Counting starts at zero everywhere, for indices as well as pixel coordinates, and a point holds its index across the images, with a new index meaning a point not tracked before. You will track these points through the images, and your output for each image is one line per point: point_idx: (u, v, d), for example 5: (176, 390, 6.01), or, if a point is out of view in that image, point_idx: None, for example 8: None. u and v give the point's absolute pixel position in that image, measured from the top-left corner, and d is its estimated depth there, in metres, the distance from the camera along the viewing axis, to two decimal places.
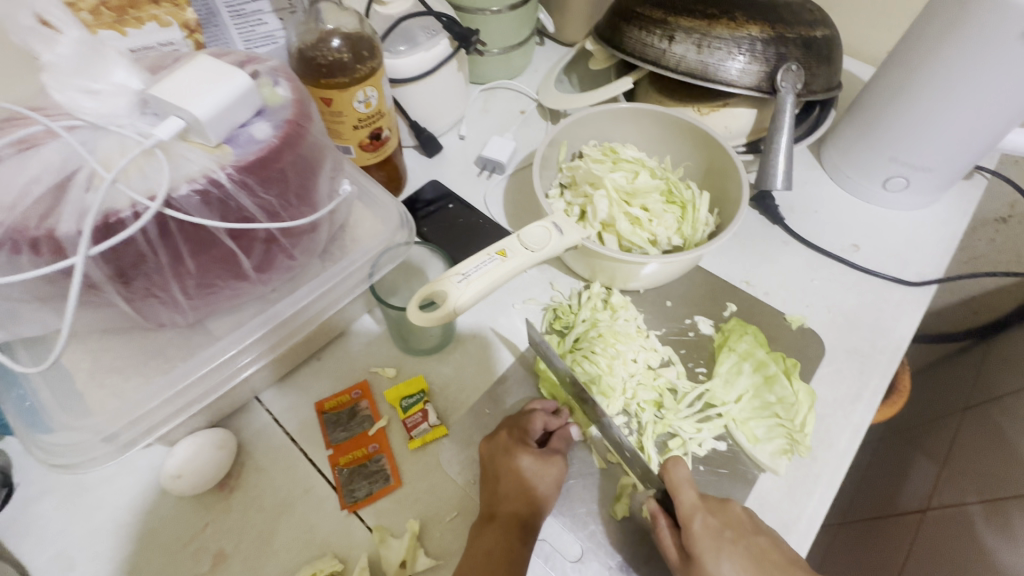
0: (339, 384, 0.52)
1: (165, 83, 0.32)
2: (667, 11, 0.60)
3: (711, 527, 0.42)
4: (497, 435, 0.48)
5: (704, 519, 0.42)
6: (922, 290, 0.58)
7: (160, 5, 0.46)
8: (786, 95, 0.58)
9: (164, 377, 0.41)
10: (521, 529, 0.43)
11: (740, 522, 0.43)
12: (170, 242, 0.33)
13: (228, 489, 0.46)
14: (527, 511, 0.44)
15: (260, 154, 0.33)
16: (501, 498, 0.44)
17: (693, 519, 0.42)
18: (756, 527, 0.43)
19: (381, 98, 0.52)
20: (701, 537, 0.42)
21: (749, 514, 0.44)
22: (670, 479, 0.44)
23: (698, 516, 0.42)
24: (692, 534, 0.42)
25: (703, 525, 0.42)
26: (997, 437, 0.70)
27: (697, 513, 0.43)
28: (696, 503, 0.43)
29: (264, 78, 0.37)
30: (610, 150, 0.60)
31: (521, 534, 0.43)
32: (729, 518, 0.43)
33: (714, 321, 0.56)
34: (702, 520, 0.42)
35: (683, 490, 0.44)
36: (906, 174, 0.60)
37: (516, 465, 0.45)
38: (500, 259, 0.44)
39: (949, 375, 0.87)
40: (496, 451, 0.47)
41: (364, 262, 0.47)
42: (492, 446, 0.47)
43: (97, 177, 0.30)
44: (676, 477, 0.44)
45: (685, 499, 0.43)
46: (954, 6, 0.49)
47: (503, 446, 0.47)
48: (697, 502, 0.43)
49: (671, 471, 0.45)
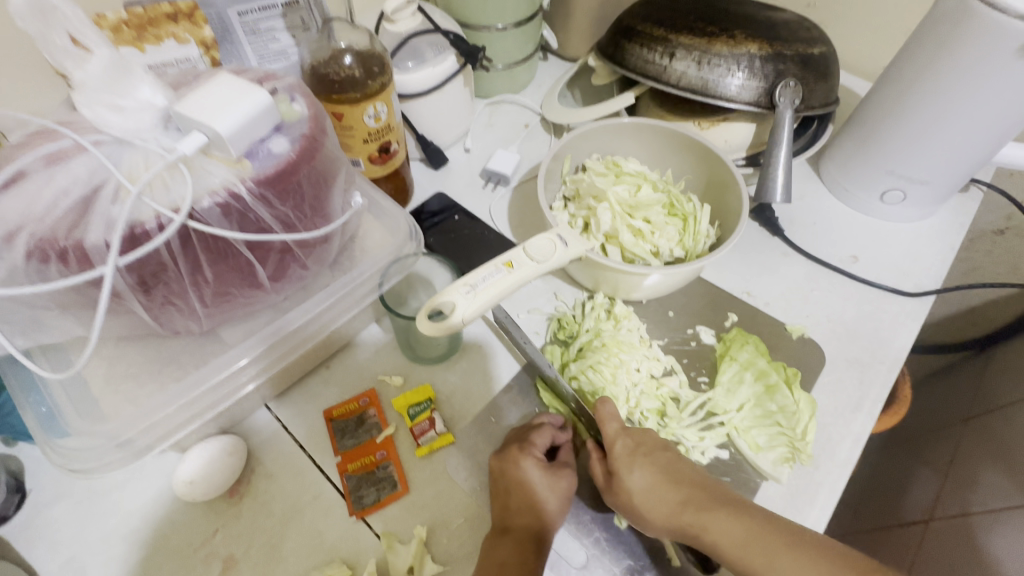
0: (347, 391, 0.53)
1: (188, 100, 0.33)
2: (668, 29, 0.62)
3: (629, 447, 0.46)
4: (507, 449, 0.48)
5: (624, 442, 0.46)
6: (921, 301, 0.59)
7: (178, 23, 0.48)
8: (784, 110, 0.59)
9: (178, 385, 0.41)
10: (534, 543, 0.44)
11: (654, 442, 0.47)
12: (190, 252, 0.34)
13: (238, 495, 0.47)
14: (542, 525, 0.45)
15: (278, 168, 0.34)
16: (513, 511, 0.45)
17: (614, 442, 0.46)
18: (668, 447, 0.47)
19: (390, 112, 0.54)
20: (620, 456, 0.46)
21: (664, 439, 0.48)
22: (597, 410, 0.49)
23: (618, 439, 0.46)
24: (611, 449, 0.46)
25: (623, 447, 0.46)
26: (998, 447, 0.71)
27: (619, 437, 0.47)
28: (619, 428, 0.47)
29: (281, 94, 0.38)
30: (613, 164, 0.61)
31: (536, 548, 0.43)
32: (646, 440, 0.47)
33: (716, 331, 0.57)
34: (621, 441, 0.46)
35: (609, 421, 0.48)
36: (904, 187, 0.62)
37: (527, 482, 0.45)
38: (507, 270, 0.45)
39: (950, 384, 0.88)
40: (506, 467, 0.47)
41: (373, 272, 0.48)
42: (502, 461, 0.47)
43: (122, 190, 0.31)
44: (602, 407, 0.49)
45: (609, 427, 0.47)
46: (946, 25, 0.50)
47: (515, 463, 0.46)
48: (619, 426, 0.47)
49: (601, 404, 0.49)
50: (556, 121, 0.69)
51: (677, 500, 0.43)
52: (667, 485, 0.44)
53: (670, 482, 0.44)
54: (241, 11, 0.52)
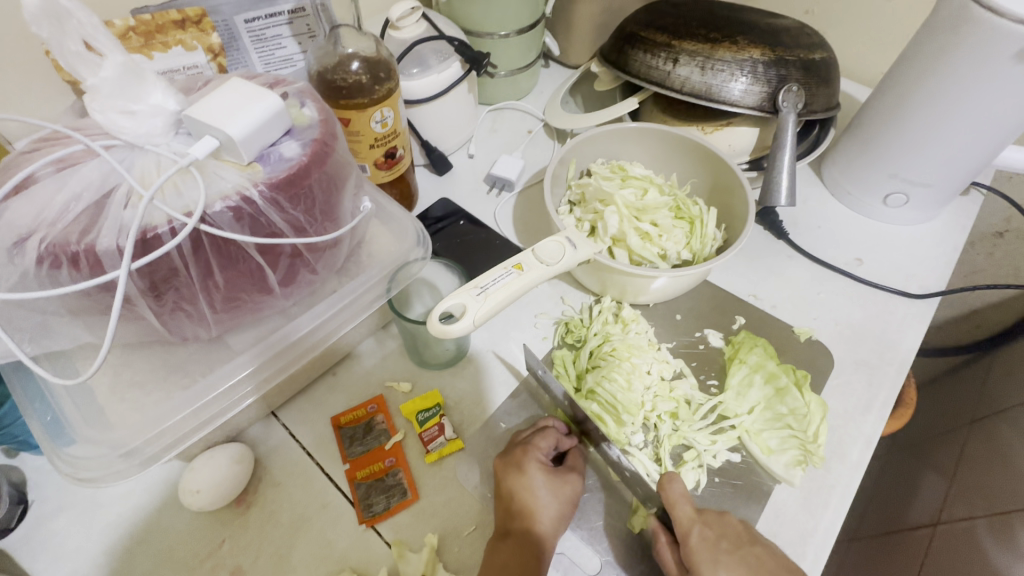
0: (354, 398, 0.52)
1: (199, 105, 0.33)
2: (671, 35, 0.62)
3: (707, 538, 0.43)
4: (511, 452, 0.48)
5: (700, 532, 0.43)
6: (926, 302, 0.59)
7: (186, 31, 0.48)
8: (787, 114, 0.60)
9: (185, 393, 0.41)
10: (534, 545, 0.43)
11: (733, 530, 0.44)
12: (202, 257, 0.34)
13: (245, 504, 0.46)
14: (544, 529, 0.44)
15: (290, 171, 0.34)
16: (516, 514, 0.44)
17: (690, 532, 0.43)
18: (751, 537, 0.44)
19: (396, 118, 0.54)
20: (699, 550, 0.42)
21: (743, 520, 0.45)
22: (664, 492, 0.45)
23: (695, 529, 0.43)
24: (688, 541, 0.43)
25: (700, 537, 0.43)
26: (1002, 450, 0.72)
27: (694, 525, 0.43)
28: (692, 515, 0.44)
29: (292, 99, 0.38)
30: (618, 168, 0.61)
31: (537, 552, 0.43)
32: (724, 529, 0.44)
33: (723, 334, 0.57)
34: (699, 532, 0.43)
35: (680, 505, 0.44)
36: (907, 190, 0.62)
37: (530, 483, 0.45)
38: (516, 273, 0.45)
39: (954, 387, 0.88)
40: (509, 470, 0.46)
41: (380, 277, 0.48)
42: (505, 463, 0.47)
43: (134, 195, 0.31)
44: (672, 489, 0.45)
45: (681, 512, 0.44)
46: (946, 30, 0.51)
47: (518, 464, 0.46)
48: (693, 514, 0.44)
49: (669, 487, 0.45)
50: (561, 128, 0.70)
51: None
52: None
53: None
54: (248, 18, 0.52)
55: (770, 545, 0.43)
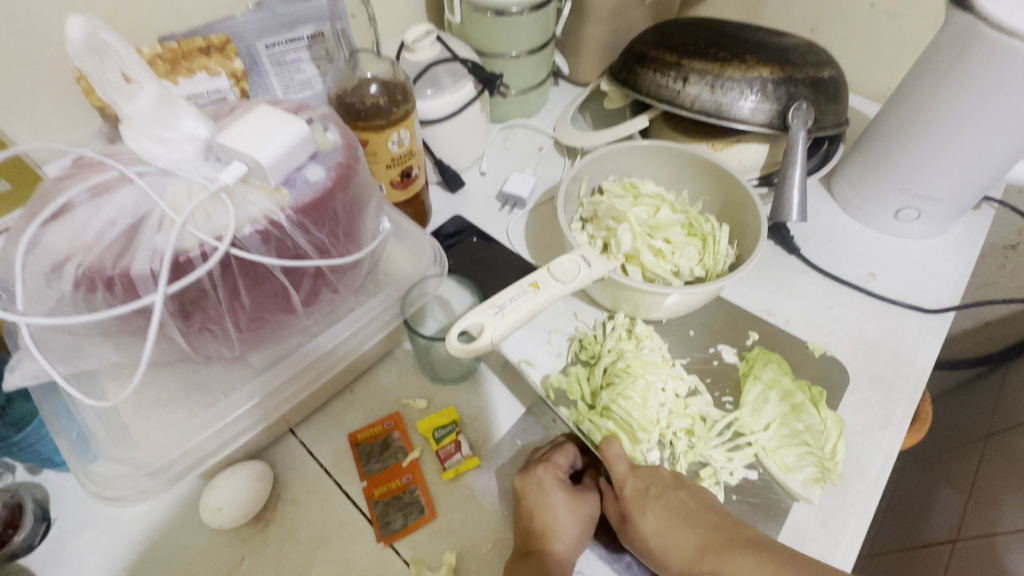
0: (371, 415, 0.52)
1: (228, 131, 0.34)
2: (680, 55, 0.64)
3: (639, 489, 0.47)
4: (530, 469, 0.48)
5: (633, 483, 0.47)
6: (941, 317, 0.59)
7: (210, 56, 0.50)
8: (797, 132, 0.60)
9: (208, 412, 0.42)
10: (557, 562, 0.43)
11: (663, 478, 0.47)
12: (231, 279, 0.34)
13: (264, 522, 0.46)
14: (564, 547, 0.44)
15: (316, 196, 0.35)
16: (536, 534, 0.44)
17: (623, 484, 0.47)
18: (678, 483, 0.47)
19: (412, 139, 0.56)
20: (632, 498, 0.46)
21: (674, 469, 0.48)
22: (603, 453, 0.49)
23: (628, 481, 0.47)
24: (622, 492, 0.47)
25: (633, 488, 0.47)
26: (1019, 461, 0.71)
27: (628, 478, 0.47)
28: (628, 470, 0.48)
29: (316, 124, 0.39)
30: (630, 185, 0.61)
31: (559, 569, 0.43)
32: (656, 478, 0.47)
33: (737, 350, 0.57)
34: (632, 485, 0.47)
35: (615, 463, 0.48)
36: (917, 206, 0.62)
37: (551, 501, 0.45)
38: (533, 291, 0.46)
39: (969, 401, 0.87)
40: (529, 488, 0.46)
41: (397, 295, 0.49)
42: (524, 479, 0.47)
43: (167, 220, 0.32)
44: (609, 450, 0.49)
45: (617, 469, 0.48)
46: (955, 49, 0.52)
47: (538, 481, 0.47)
48: (627, 469, 0.48)
49: (607, 447, 0.49)
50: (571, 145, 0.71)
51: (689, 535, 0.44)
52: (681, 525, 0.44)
53: (682, 519, 0.45)
54: (269, 43, 0.54)
55: (698, 488, 0.47)
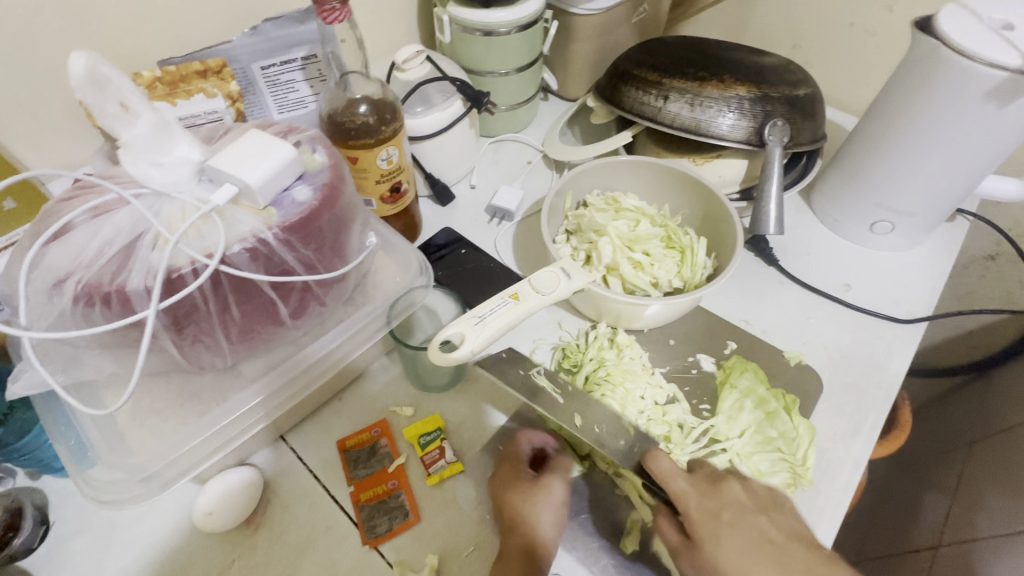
0: (359, 422, 0.54)
1: (220, 155, 0.36)
2: (661, 74, 0.66)
3: (707, 511, 0.44)
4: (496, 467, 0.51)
5: (698, 503, 0.44)
6: (914, 327, 0.61)
7: (207, 79, 0.52)
8: (773, 148, 0.63)
9: (201, 419, 0.44)
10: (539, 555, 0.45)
11: (736, 502, 0.45)
12: (221, 294, 0.36)
13: (254, 525, 0.48)
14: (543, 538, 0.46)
15: (302, 215, 0.37)
16: (508, 530, 0.46)
17: (687, 503, 0.44)
18: (752, 507, 0.45)
19: (401, 155, 0.58)
20: (700, 521, 0.44)
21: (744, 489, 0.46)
22: (657, 468, 0.46)
23: (692, 500, 0.45)
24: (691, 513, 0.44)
25: (698, 508, 0.44)
26: (1007, 468, 0.73)
27: (689, 495, 0.45)
28: (689, 487, 0.45)
29: (304, 146, 0.42)
30: (612, 199, 0.63)
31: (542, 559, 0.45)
32: (726, 500, 0.45)
33: (716, 359, 0.59)
34: (697, 503, 0.44)
35: (674, 481, 0.45)
36: (891, 219, 0.64)
37: (503, 491, 0.48)
38: (513, 302, 0.48)
39: (954, 407, 0.89)
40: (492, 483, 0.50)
41: (382, 308, 0.51)
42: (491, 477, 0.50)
43: (161, 238, 0.34)
44: (663, 463, 0.46)
45: (677, 486, 0.45)
46: (921, 70, 0.54)
47: (500, 476, 0.50)
48: (688, 485, 0.45)
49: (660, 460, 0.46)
50: (557, 158, 0.74)
51: (778, 567, 0.41)
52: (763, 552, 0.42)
53: (763, 544, 0.42)
54: (264, 65, 0.57)
55: (773, 512, 0.45)
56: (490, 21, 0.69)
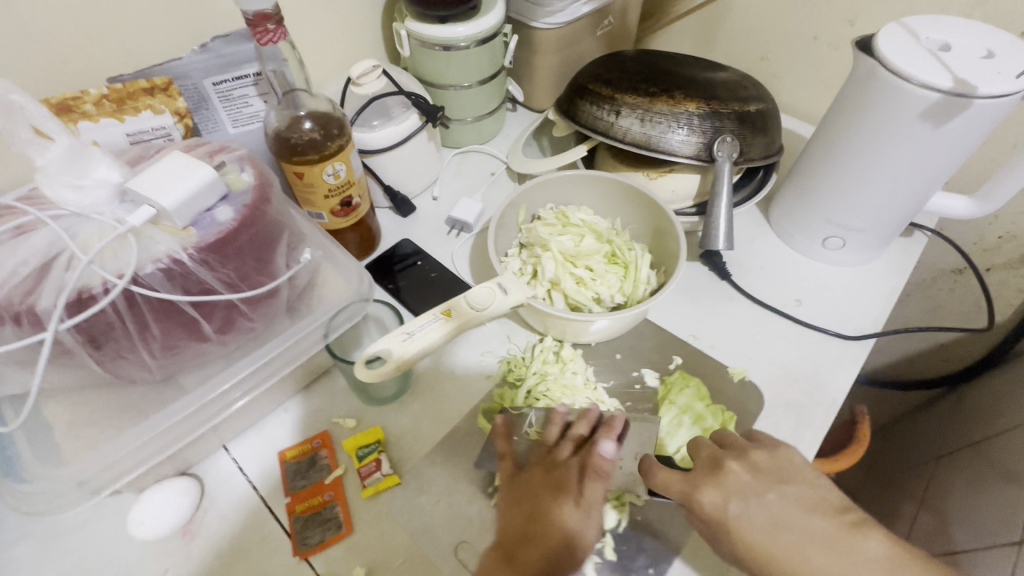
0: (302, 433, 0.55)
1: (140, 177, 0.37)
2: (614, 89, 0.66)
3: (714, 503, 0.44)
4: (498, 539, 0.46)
5: (703, 499, 0.44)
6: (861, 344, 0.62)
7: (154, 96, 0.53)
8: (722, 164, 0.63)
9: (135, 429, 0.45)
10: (554, 564, 0.43)
11: (739, 487, 0.44)
12: (137, 312, 0.37)
13: (189, 535, 0.49)
14: (555, 545, 0.44)
15: (220, 235, 0.38)
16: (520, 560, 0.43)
17: (693, 503, 0.45)
18: (761, 486, 0.44)
19: (350, 170, 0.59)
20: (712, 515, 0.44)
21: (752, 470, 0.45)
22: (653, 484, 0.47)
23: (697, 497, 0.45)
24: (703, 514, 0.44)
25: (706, 504, 0.44)
26: (967, 480, 0.77)
27: (692, 493, 0.45)
28: (686, 488, 0.46)
29: (231, 166, 0.42)
30: (561, 214, 0.64)
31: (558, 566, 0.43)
32: (733, 485, 0.44)
33: (660, 374, 0.60)
34: (705, 501, 0.44)
35: (670, 485, 0.46)
36: (841, 235, 0.64)
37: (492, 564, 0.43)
38: (443, 319, 0.49)
39: (932, 419, 0.95)
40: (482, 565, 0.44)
41: (320, 322, 0.53)
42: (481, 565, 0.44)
43: (75, 259, 0.35)
44: (657, 477, 0.47)
45: (675, 491, 0.46)
46: (862, 89, 0.54)
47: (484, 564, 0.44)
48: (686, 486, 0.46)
49: (656, 473, 0.47)
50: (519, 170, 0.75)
51: (802, 545, 0.41)
52: (783, 533, 0.42)
53: (782, 526, 0.42)
54: (216, 81, 0.58)
55: (785, 483, 0.44)
56: (450, 36, 0.69)
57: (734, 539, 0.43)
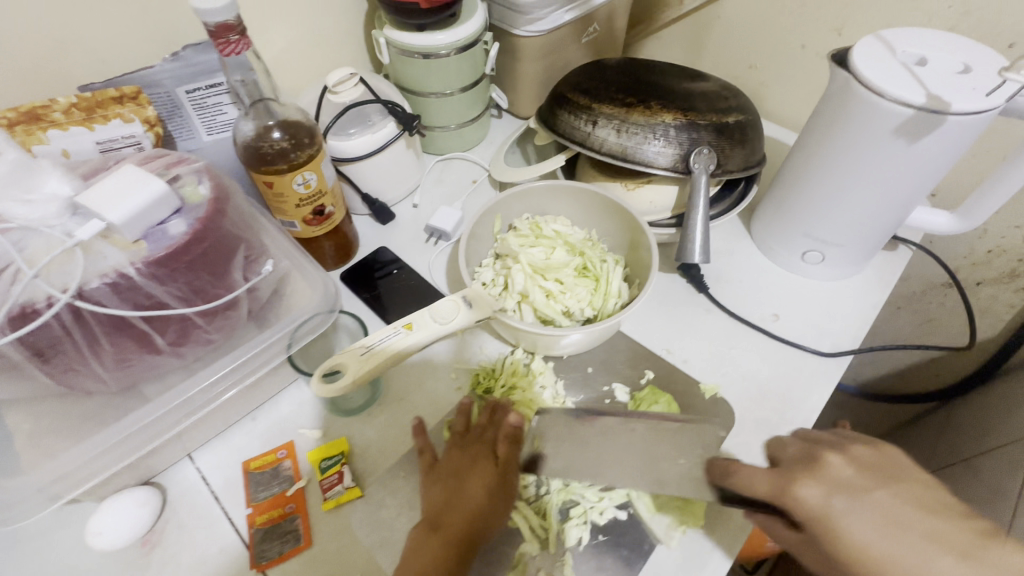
0: (267, 444, 0.55)
1: (90, 191, 0.37)
2: (592, 98, 0.66)
3: (815, 497, 0.40)
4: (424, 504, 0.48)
5: (800, 492, 0.40)
6: (836, 361, 0.61)
7: (124, 105, 0.53)
8: (699, 176, 0.62)
9: (93, 439, 0.45)
10: (479, 524, 0.46)
11: (840, 480, 0.41)
12: (84, 325, 0.38)
13: (150, 545, 0.49)
14: (475, 508, 0.47)
15: (170, 249, 0.38)
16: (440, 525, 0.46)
17: (787, 498, 0.41)
18: (867, 482, 0.40)
19: (321, 179, 0.58)
20: (813, 511, 0.40)
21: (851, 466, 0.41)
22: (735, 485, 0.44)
23: (794, 492, 0.41)
24: (800, 516, 0.40)
25: (805, 499, 0.40)
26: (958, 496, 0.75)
27: (787, 487, 0.41)
28: (776, 482, 0.42)
29: (188, 178, 0.42)
30: (535, 225, 0.64)
31: (482, 525, 0.46)
32: (835, 479, 0.41)
33: (631, 389, 0.59)
34: (804, 496, 0.40)
35: (755, 481, 0.43)
36: (821, 249, 0.63)
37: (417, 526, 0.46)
38: (405, 332, 0.49)
39: (922, 434, 0.93)
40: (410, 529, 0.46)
41: (283, 334, 0.52)
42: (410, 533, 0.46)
43: (21, 273, 0.36)
44: (742, 477, 0.43)
45: (762, 488, 0.42)
46: (836, 103, 0.53)
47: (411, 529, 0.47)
48: (774, 487, 0.42)
49: (741, 474, 0.44)
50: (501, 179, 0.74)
51: (926, 552, 0.37)
52: (901, 534, 0.38)
53: (900, 523, 0.38)
54: (189, 89, 0.58)
55: (894, 481, 0.40)
56: (431, 43, 0.69)
57: (840, 547, 0.39)
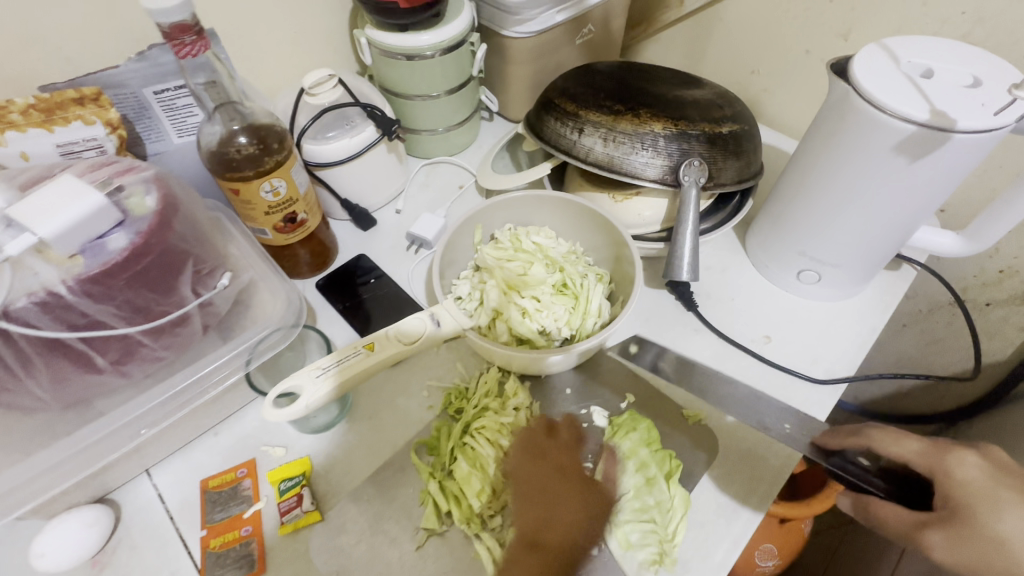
0: (227, 461, 0.53)
1: (23, 202, 0.35)
2: (579, 104, 0.62)
3: (982, 471, 0.44)
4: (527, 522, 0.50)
5: (966, 461, 0.45)
6: (829, 389, 0.58)
7: (84, 106, 0.51)
8: (688, 189, 0.59)
9: (36, 457, 0.44)
10: (579, 537, 0.48)
11: (1004, 463, 0.45)
12: (14, 345, 0.36)
13: (99, 566, 0.48)
14: (574, 521, 0.49)
15: (107, 267, 0.36)
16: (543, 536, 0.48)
17: (950, 464, 0.45)
18: None
19: (291, 186, 0.55)
20: (972, 481, 0.43)
21: (1009, 456, 0.46)
22: (876, 438, 0.48)
23: (959, 459, 0.45)
24: (950, 476, 0.44)
25: (968, 471, 0.44)
26: None
27: (948, 454, 0.46)
28: (930, 450, 0.47)
29: (134, 188, 0.40)
30: (515, 237, 0.61)
31: (578, 539, 0.48)
32: (1005, 467, 0.45)
33: (610, 413, 0.56)
34: (965, 470, 0.44)
35: (909, 440, 0.48)
36: (818, 269, 0.60)
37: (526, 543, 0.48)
38: (365, 353, 0.47)
39: None
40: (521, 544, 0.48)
41: (240, 350, 0.49)
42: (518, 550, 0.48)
43: None
44: (883, 433, 0.48)
45: (917, 445, 0.47)
46: (834, 116, 0.49)
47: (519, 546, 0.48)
48: (925, 447, 0.47)
49: (886, 432, 0.48)
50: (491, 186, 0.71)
51: None
52: None
53: None
54: (157, 90, 0.56)
55: None
56: (415, 44, 0.66)
57: (992, 514, 0.42)
